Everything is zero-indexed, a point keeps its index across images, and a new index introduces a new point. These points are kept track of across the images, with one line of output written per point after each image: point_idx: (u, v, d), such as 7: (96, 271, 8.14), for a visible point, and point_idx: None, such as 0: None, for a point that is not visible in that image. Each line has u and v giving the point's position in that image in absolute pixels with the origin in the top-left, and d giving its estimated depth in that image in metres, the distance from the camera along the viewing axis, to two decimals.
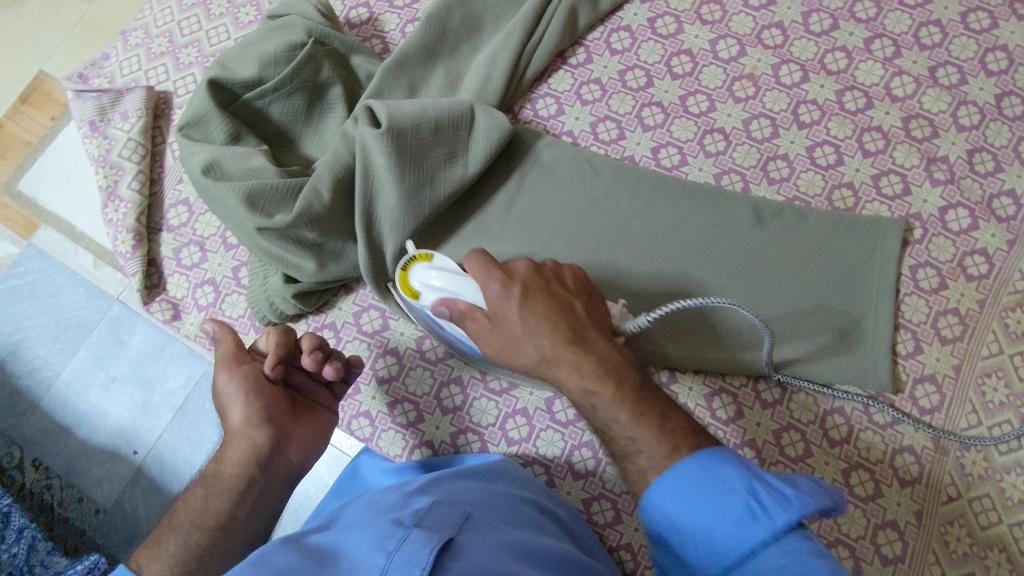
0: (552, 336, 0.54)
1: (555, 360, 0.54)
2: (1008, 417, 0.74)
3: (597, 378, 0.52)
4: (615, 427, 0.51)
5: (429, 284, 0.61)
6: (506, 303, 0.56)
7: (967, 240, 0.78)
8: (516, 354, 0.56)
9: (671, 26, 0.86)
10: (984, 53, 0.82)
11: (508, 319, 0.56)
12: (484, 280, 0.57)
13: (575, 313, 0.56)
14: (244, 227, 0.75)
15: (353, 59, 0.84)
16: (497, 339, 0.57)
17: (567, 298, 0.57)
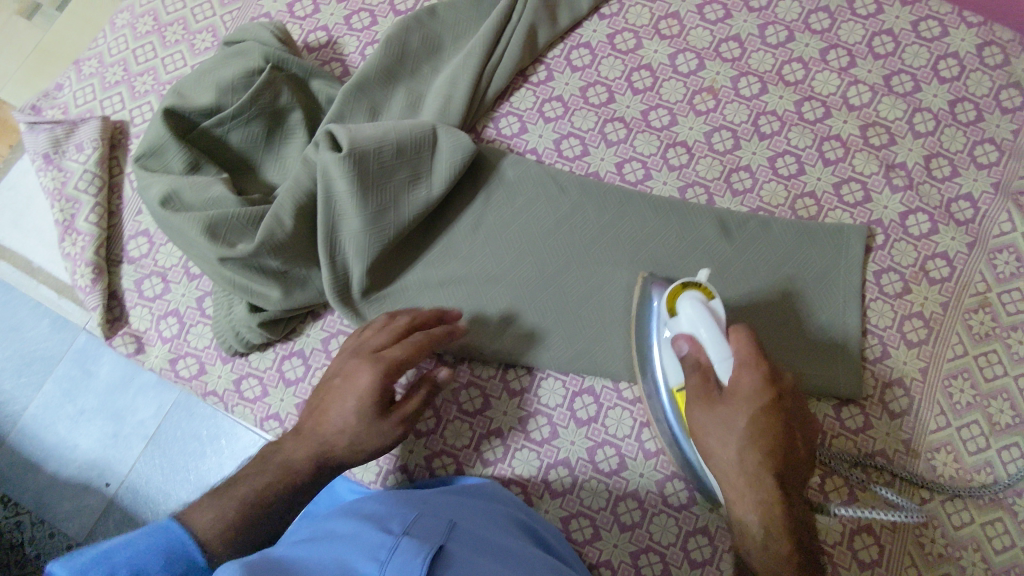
0: (758, 460, 0.60)
1: (741, 474, 0.61)
2: (976, 417, 0.75)
3: (758, 499, 0.60)
4: (755, 540, 0.61)
5: (686, 313, 0.66)
6: (747, 404, 0.60)
7: (929, 244, 0.79)
8: (723, 439, 0.62)
9: (630, 42, 0.87)
10: (936, 61, 0.84)
11: (737, 407, 0.60)
12: (745, 372, 0.61)
13: (790, 449, 0.60)
14: (205, 258, 0.74)
15: (312, 83, 0.83)
16: (716, 416, 0.62)
17: (795, 430, 0.61)
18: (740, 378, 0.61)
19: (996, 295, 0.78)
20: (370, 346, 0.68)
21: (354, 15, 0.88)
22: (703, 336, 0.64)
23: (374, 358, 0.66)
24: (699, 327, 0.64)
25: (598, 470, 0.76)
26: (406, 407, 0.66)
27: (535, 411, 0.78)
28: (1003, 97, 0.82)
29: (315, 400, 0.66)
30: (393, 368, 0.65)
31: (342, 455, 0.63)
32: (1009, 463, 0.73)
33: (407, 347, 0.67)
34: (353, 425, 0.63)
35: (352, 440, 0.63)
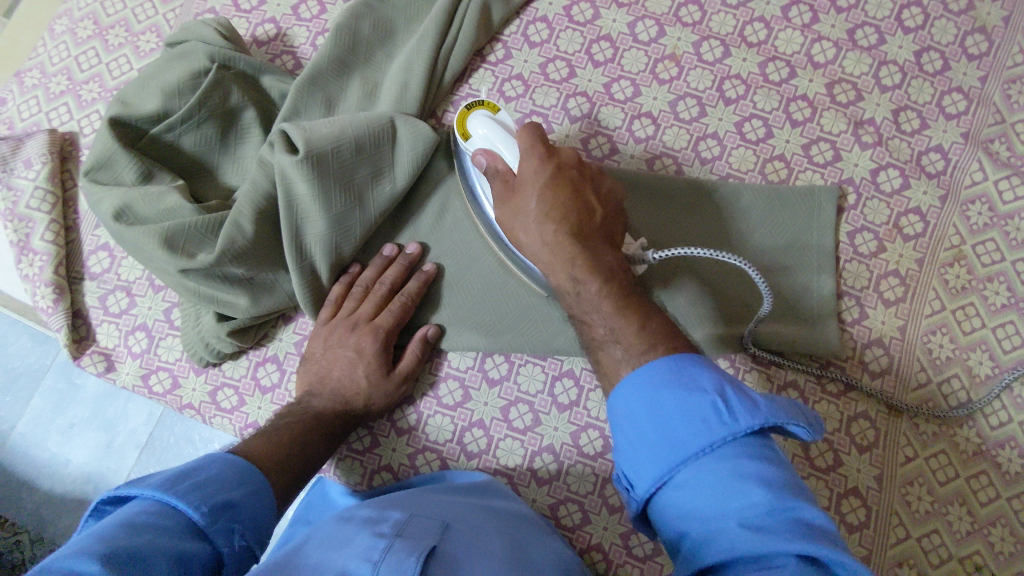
0: (555, 202, 0.63)
1: (558, 262, 0.62)
2: (956, 372, 0.74)
3: (599, 293, 0.59)
4: (596, 317, 0.59)
5: (479, 133, 0.70)
6: (538, 173, 0.64)
7: (901, 200, 0.78)
8: (520, 226, 0.65)
9: (588, 12, 0.84)
10: (899, 11, 0.82)
11: (528, 189, 0.64)
12: (528, 152, 0.65)
13: (584, 212, 0.63)
14: (167, 270, 0.72)
15: (263, 79, 0.80)
16: (509, 204, 0.66)
17: (590, 196, 0.65)
18: (523, 166, 0.65)
19: (971, 247, 0.77)
20: (361, 316, 0.74)
21: (301, 5, 0.85)
22: (491, 143, 0.69)
23: (369, 326, 0.74)
24: (484, 130, 0.69)
25: (583, 453, 0.75)
26: (405, 365, 0.74)
27: (516, 399, 0.77)
28: (969, 44, 0.81)
29: (321, 368, 0.73)
30: (388, 333, 0.74)
31: (360, 408, 0.73)
32: (990, 414, 0.73)
33: (395, 310, 0.75)
34: (364, 386, 0.72)
35: (364, 398, 0.73)
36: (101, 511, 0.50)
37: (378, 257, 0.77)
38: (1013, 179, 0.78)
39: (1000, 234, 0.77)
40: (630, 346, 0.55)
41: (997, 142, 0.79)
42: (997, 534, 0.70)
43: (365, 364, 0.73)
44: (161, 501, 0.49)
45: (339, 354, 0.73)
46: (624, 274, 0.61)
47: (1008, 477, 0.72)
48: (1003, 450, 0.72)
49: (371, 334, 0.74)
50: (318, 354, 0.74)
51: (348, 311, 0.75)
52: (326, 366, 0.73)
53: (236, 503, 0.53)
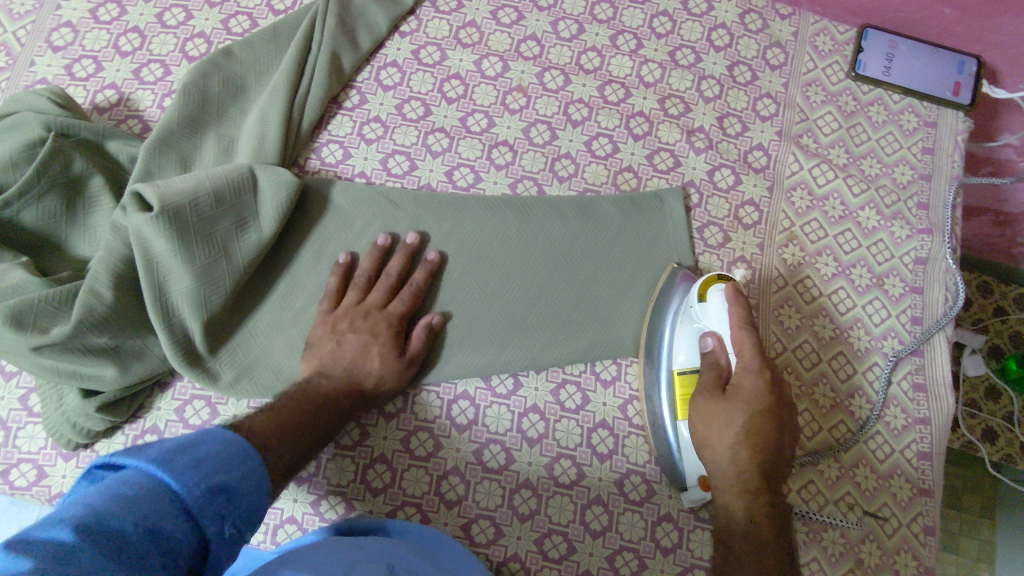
0: (752, 453, 0.66)
1: (735, 477, 0.66)
2: (806, 337, 0.83)
3: (762, 526, 0.64)
4: (748, 548, 0.64)
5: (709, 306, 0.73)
6: (759, 399, 0.67)
7: (737, 194, 0.88)
8: (718, 431, 0.67)
9: (435, 54, 0.89)
10: (709, 33, 0.93)
11: (741, 414, 0.67)
12: (751, 381, 0.67)
13: (775, 454, 0.66)
14: (17, 351, 0.67)
15: (109, 145, 0.78)
16: (717, 415, 0.67)
17: (787, 443, 0.68)
18: (746, 378, 0.68)
19: (800, 227, 0.87)
20: (371, 303, 0.76)
21: (143, 68, 0.84)
22: (718, 327, 0.71)
23: (381, 313, 0.75)
24: (715, 322, 0.72)
25: (488, 469, 0.76)
26: (412, 349, 0.75)
27: (415, 429, 0.78)
28: (770, 56, 0.93)
29: (328, 350, 0.73)
30: (400, 319, 0.75)
31: (371, 389, 0.73)
32: (839, 370, 0.83)
33: (406, 299, 0.76)
34: (376, 368, 0.73)
35: (377, 379, 0.73)
36: (94, 474, 0.50)
37: (373, 247, 0.79)
38: (823, 166, 0.89)
39: (820, 215, 0.88)
40: (767, 570, 0.62)
41: (806, 136, 0.91)
42: (862, 474, 0.79)
43: (378, 350, 0.73)
44: (154, 476, 0.49)
45: (352, 338, 0.73)
46: (782, 516, 0.65)
47: (861, 422, 0.81)
48: (853, 399, 0.82)
49: (384, 319, 0.75)
50: (320, 343, 0.74)
51: (355, 299, 0.76)
52: (333, 346, 0.73)
53: (233, 486, 0.52)
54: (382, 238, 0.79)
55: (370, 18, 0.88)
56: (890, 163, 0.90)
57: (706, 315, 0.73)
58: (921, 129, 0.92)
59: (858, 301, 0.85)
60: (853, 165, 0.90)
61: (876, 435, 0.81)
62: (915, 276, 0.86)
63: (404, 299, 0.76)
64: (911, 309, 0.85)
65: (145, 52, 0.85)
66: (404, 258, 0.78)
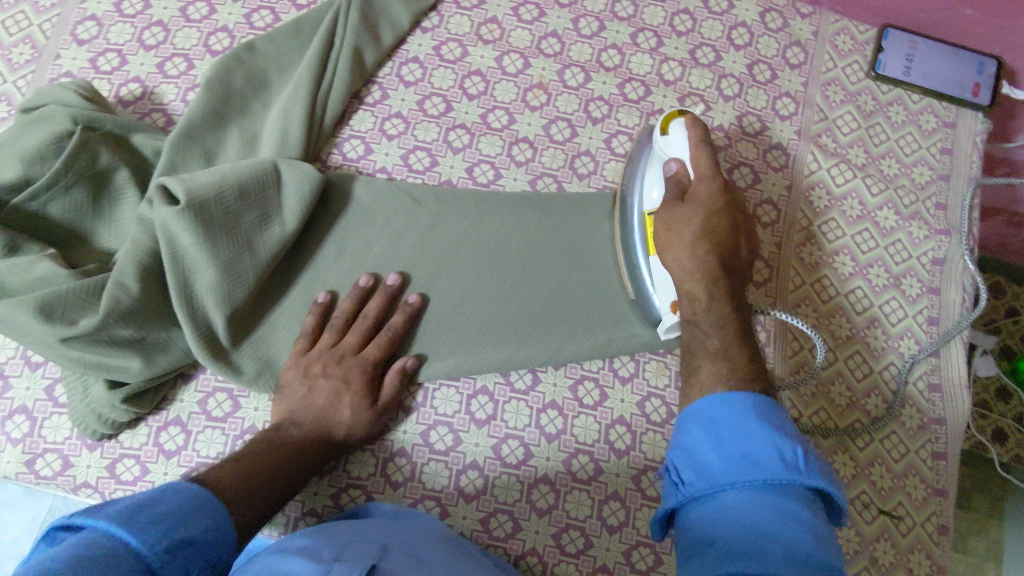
0: (706, 216, 0.66)
1: (694, 272, 0.65)
2: (823, 336, 0.84)
3: (721, 301, 0.63)
4: (709, 327, 0.62)
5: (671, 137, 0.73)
6: (712, 178, 0.68)
7: (755, 192, 0.88)
8: (678, 222, 0.67)
9: (456, 51, 0.89)
10: (729, 31, 0.93)
11: (699, 204, 0.67)
12: (706, 172, 0.69)
13: (732, 245, 0.67)
14: (45, 342, 0.68)
15: (133, 138, 0.78)
16: (678, 213, 0.68)
17: (743, 245, 0.69)
18: (701, 182, 0.68)
19: (818, 227, 0.88)
20: (346, 347, 0.75)
21: (167, 62, 0.84)
22: (679, 153, 0.72)
23: (355, 359, 0.74)
24: (677, 150, 0.72)
25: (506, 464, 0.77)
26: (384, 396, 0.74)
27: (434, 423, 0.78)
28: (790, 55, 0.93)
29: (301, 396, 0.73)
30: (375, 364, 0.75)
31: (339, 439, 0.73)
32: (856, 369, 0.83)
33: (382, 344, 0.75)
34: (346, 418, 0.73)
35: (346, 430, 0.73)
36: (54, 536, 0.50)
37: (354, 287, 0.78)
38: (842, 166, 0.90)
39: (838, 214, 0.88)
40: (732, 355, 0.59)
41: (825, 136, 0.91)
42: (877, 472, 0.79)
43: (348, 398, 0.73)
44: (115, 534, 0.49)
45: (324, 387, 0.73)
46: (744, 316, 0.64)
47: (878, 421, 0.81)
48: (870, 398, 0.82)
49: (358, 366, 0.74)
50: (294, 387, 0.73)
51: (331, 343, 0.75)
52: (305, 392, 0.73)
53: (194, 540, 0.53)
54: (364, 279, 0.77)
55: (392, 14, 0.88)
56: (909, 164, 0.91)
57: (667, 145, 0.73)
58: (940, 129, 0.92)
59: (875, 300, 0.85)
60: (872, 165, 0.90)
61: (892, 434, 0.81)
62: (933, 276, 0.87)
63: (381, 344, 0.75)
64: (928, 310, 0.86)
65: (169, 45, 0.85)
66: (382, 301, 0.77)
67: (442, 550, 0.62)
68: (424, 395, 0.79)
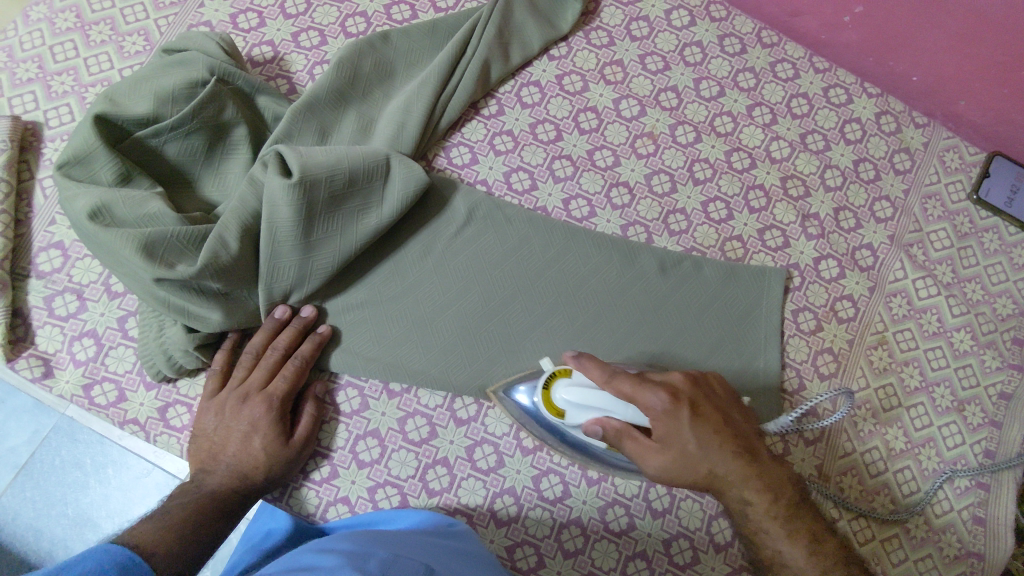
0: (699, 439, 0.61)
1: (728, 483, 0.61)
2: (876, 443, 0.83)
3: (771, 498, 0.62)
4: (766, 538, 0.62)
5: (572, 403, 0.68)
6: (665, 406, 0.61)
7: (838, 287, 0.88)
8: (682, 471, 0.62)
9: (577, 84, 0.91)
10: (843, 124, 0.94)
11: (681, 440, 0.61)
12: (651, 404, 0.62)
13: (728, 424, 0.63)
14: (137, 277, 0.68)
15: (259, 99, 0.80)
16: (665, 456, 0.61)
17: (727, 410, 0.64)
18: (656, 417, 0.62)
19: (892, 334, 0.87)
20: (253, 384, 0.72)
21: (302, 33, 0.87)
22: (602, 400, 0.65)
23: (260, 395, 0.71)
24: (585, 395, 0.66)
25: (543, 498, 0.77)
26: (299, 435, 0.72)
27: (481, 440, 0.78)
28: (896, 160, 0.94)
29: (215, 445, 0.70)
30: (284, 399, 0.72)
31: (258, 482, 0.69)
32: (903, 484, 0.82)
33: (289, 376, 0.72)
34: (262, 459, 0.69)
35: (264, 471, 0.69)
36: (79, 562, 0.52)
37: (268, 320, 0.75)
38: (927, 280, 0.90)
39: (915, 326, 0.88)
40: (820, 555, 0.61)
41: (916, 247, 0.91)
42: None
43: (260, 437, 0.70)
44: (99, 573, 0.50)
45: (231, 429, 0.70)
46: (790, 480, 0.63)
47: (915, 541, 0.80)
48: (912, 517, 0.81)
49: (263, 402, 0.71)
50: (209, 429, 0.70)
51: (238, 380, 0.72)
52: (221, 440, 0.70)
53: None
54: (277, 311, 0.75)
55: (525, 36, 0.90)
56: (993, 293, 0.90)
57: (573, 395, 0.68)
58: None
59: (935, 420, 0.85)
60: (957, 285, 0.90)
61: (927, 557, 0.80)
62: (997, 409, 0.86)
63: (287, 376, 0.73)
64: (986, 441, 0.85)
65: (307, 18, 0.87)
66: (291, 335, 0.74)
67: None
68: (478, 411, 0.79)
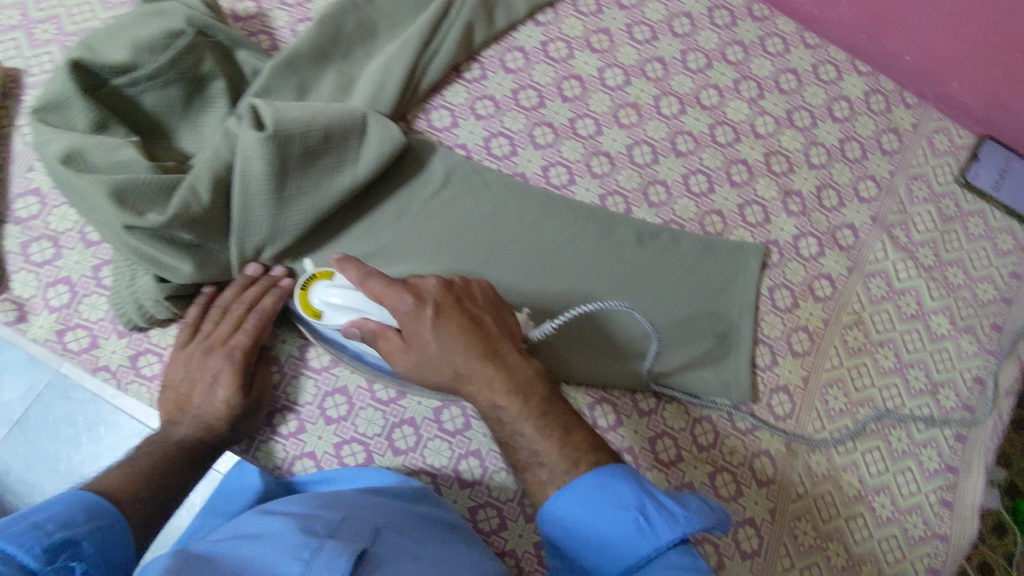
0: (438, 339, 0.56)
1: (484, 383, 0.57)
2: (847, 422, 0.83)
3: (515, 399, 0.57)
4: (522, 441, 0.57)
5: (330, 303, 0.66)
6: (412, 309, 0.57)
7: (816, 265, 0.87)
8: (429, 373, 0.58)
9: (562, 51, 0.90)
10: (831, 102, 0.93)
11: (420, 337, 0.57)
12: (395, 301, 0.57)
13: (479, 332, 0.58)
14: (108, 225, 0.69)
15: (239, 54, 0.80)
16: (410, 356, 0.57)
17: (477, 316, 0.59)
18: (399, 315, 0.57)
19: (870, 314, 0.87)
20: (217, 338, 0.72)
21: None
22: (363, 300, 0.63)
23: (222, 349, 0.71)
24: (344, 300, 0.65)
25: (507, 461, 0.77)
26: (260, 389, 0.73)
27: (449, 402, 0.79)
28: (884, 140, 0.93)
29: (179, 396, 0.70)
30: (246, 353, 0.72)
31: (224, 433, 0.70)
32: (871, 464, 0.82)
33: (250, 330, 0.72)
34: (224, 411, 0.69)
35: (226, 424, 0.70)
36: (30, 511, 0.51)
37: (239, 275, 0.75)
38: (908, 262, 0.89)
39: (893, 307, 0.87)
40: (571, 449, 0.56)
41: (899, 228, 0.90)
42: (868, 571, 0.78)
43: (221, 390, 0.70)
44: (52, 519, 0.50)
45: (195, 382, 0.70)
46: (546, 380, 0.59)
47: (881, 520, 0.80)
48: (878, 497, 0.81)
49: (224, 356, 0.71)
50: (177, 380, 0.71)
51: (205, 333, 0.73)
52: (185, 391, 0.70)
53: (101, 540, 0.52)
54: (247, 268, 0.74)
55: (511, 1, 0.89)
56: (976, 278, 0.89)
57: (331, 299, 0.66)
58: (1015, 252, 0.91)
59: (907, 401, 0.84)
60: (939, 268, 0.89)
61: (892, 537, 0.79)
62: (971, 394, 0.85)
63: (249, 329, 0.72)
64: (958, 425, 0.84)
65: None
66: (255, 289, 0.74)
67: (427, 532, 0.59)
68: None
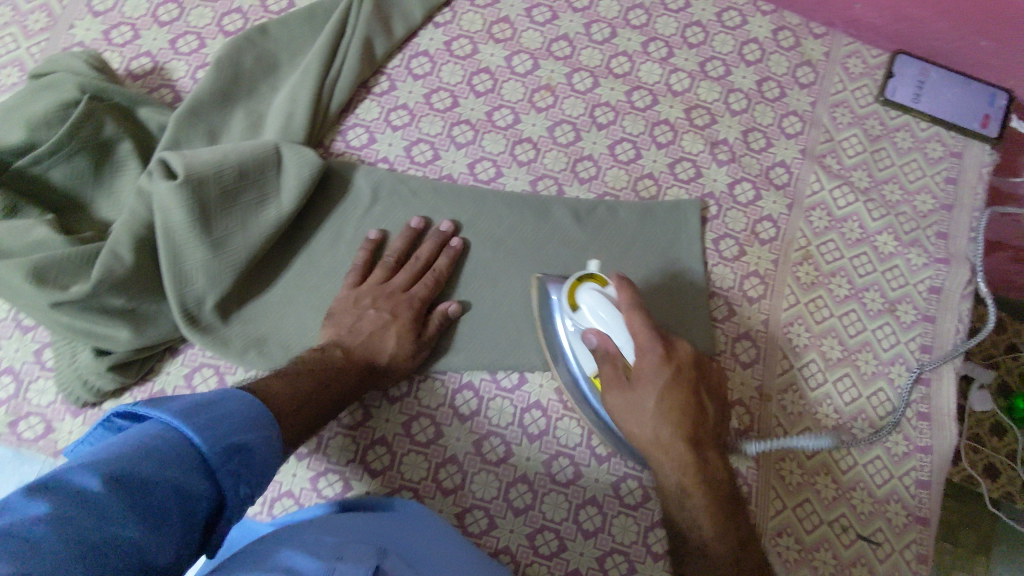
0: (671, 408, 0.63)
1: (663, 449, 0.64)
2: (813, 356, 0.83)
3: (697, 488, 0.63)
4: (684, 513, 0.65)
5: (595, 311, 0.66)
6: (657, 366, 0.63)
7: (756, 209, 0.88)
8: (632, 417, 0.65)
9: (467, 47, 0.90)
10: (740, 46, 0.93)
11: (643, 391, 0.64)
12: (647, 347, 0.63)
13: (700, 417, 0.64)
14: (34, 305, 0.69)
15: (140, 111, 0.79)
16: (621, 396, 0.65)
17: (704, 397, 0.65)
18: (643, 359, 0.64)
19: (816, 247, 0.87)
20: (395, 286, 0.77)
21: (179, 39, 0.85)
22: (611, 329, 0.66)
23: (404, 296, 0.76)
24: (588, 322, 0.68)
25: (486, 461, 0.77)
26: (428, 332, 0.76)
27: (417, 414, 0.78)
28: (799, 74, 0.93)
29: (347, 327, 0.74)
30: (421, 302, 0.77)
31: (381, 366, 0.74)
32: (844, 392, 0.82)
33: (428, 285, 0.77)
34: (396, 346, 0.74)
35: (393, 359, 0.74)
36: (119, 423, 0.52)
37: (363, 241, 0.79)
38: (844, 188, 0.89)
39: (838, 236, 0.88)
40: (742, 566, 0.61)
41: (829, 157, 0.91)
42: (858, 497, 0.79)
43: (397, 328, 0.74)
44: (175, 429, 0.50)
45: (373, 321, 0.74)
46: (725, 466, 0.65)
47: (862, 445, 0.81)
48: (856, 423, 0.81)
49: (405, 301, 0.76)
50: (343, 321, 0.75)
51: (378, 281, 0.77)
52: (351, 325, 0.74)
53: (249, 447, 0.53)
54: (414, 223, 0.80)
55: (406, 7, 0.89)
56: (912, 191, 0.90)
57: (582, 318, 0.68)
58: (946, 158, 0.91)
59: (869, 324, 0.85)
60: (875, 189, 0.90)
61: (876, 459, 0.80)
62: (929, 304, 0.86)
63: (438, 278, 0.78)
64: (921, 337, 0.85)
65: (182, 23, 0.86)
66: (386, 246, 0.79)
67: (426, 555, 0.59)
68: (410, 387, 0.79)
